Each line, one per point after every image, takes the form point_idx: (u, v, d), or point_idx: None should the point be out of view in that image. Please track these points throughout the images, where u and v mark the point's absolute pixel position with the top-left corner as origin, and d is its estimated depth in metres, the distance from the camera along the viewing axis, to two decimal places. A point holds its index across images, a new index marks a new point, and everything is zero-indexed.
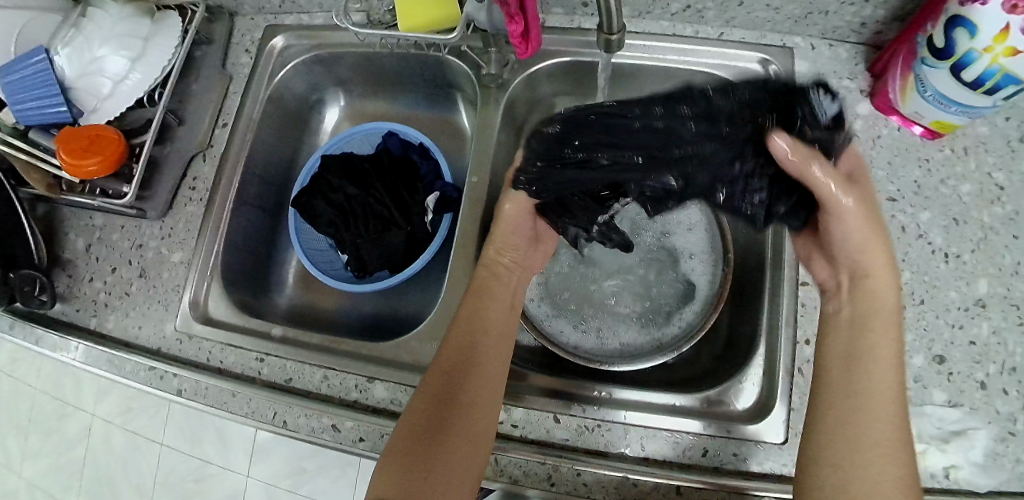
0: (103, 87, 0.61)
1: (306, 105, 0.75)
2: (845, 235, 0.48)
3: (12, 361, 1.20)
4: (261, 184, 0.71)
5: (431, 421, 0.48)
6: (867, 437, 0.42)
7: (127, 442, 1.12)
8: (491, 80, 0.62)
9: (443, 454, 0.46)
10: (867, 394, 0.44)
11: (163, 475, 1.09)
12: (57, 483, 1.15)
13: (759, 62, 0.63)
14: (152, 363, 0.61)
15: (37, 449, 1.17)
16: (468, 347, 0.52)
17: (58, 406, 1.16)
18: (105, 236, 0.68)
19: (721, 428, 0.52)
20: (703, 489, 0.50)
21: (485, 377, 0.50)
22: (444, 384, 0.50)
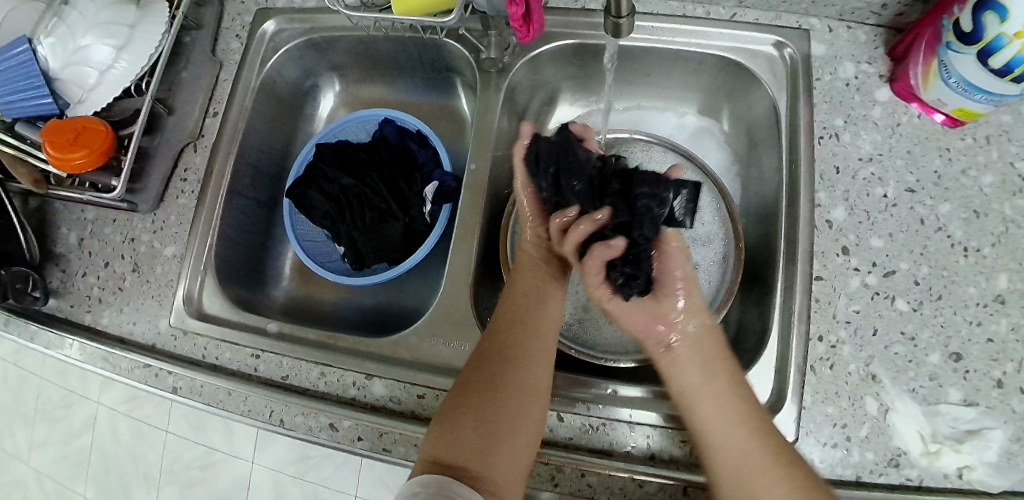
0: (89, 77, 0.59)
1: (300, 91, 0.72)
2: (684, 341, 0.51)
3: (16, 351, 1.20)
4: (254, 174, 0.68)
5: (485, 376, 0.48)
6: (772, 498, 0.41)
7: (132, 431, 1.12)
8: (491, 65, 0.59)
9: (498, 409, 0.45)
10: (743, 460, 0.43)
11: (167, 464, 1.09)
12: (63, 472, 1.14)
13: (773, 45, 0.59)
14: (147, 360, 0.59)
15: (43, 438, 1.17)
16: (520, 311, 0.52)
17: (64, 396, 1.16)
18: (97, 230, 0.66)
19: None
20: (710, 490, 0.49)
21: (540, 339, 0.51)
22: (498, 343, 0.50)
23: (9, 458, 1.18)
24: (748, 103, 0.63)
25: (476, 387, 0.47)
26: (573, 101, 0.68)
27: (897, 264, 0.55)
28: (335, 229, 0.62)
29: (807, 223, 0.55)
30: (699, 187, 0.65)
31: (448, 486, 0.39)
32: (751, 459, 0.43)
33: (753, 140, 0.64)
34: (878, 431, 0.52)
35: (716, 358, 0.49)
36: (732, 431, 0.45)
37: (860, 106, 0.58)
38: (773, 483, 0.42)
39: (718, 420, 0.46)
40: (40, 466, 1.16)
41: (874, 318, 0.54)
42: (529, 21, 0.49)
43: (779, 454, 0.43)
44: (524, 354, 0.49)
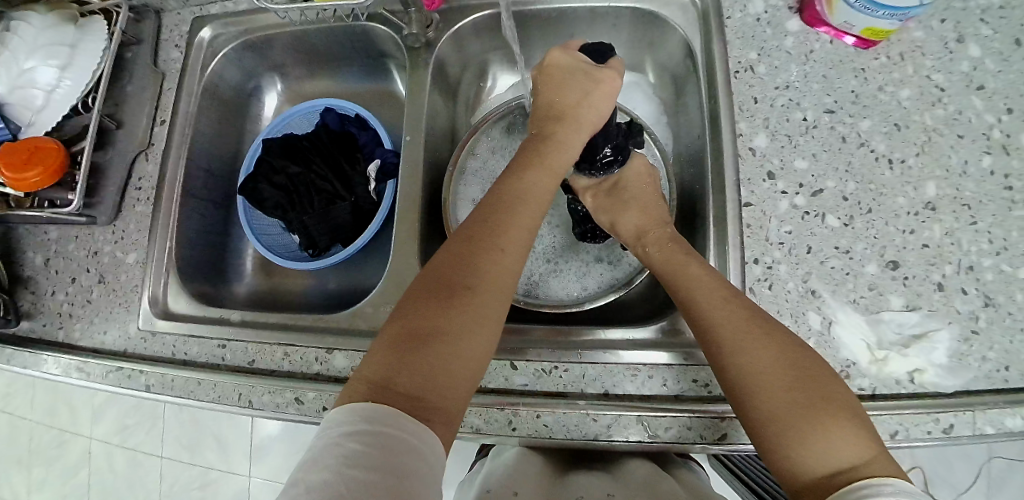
0: (36, 98, 0.62)
1: (244, 93, 0.74)
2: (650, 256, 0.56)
3: (5, 396, 1.21)
4: (208, 176, 0.71)
5: (445, 292, 0.43)
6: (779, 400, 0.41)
7: (127, 460, 1.13)
8: (415, 41, 0.61)
9: (453, 330, 0.41)
10: (751, 363, 0.43)
11: (167, 487, 1.10)
12: None
13: None
14: (119, 364, 0.61)
15: (41, 479, 1.18)
16: (482, 231, 0.47)
17: (57, 435, 1.17)
18: (61, 248, 0.69)
19: (680, 356, 0.53)
20: (662, 416, 0.51)
21: (504, 259, 0.46)
22: (460, 259, 0.45)
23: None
24: (669, 51, 0.65)
25: (431, 306, 0.42)
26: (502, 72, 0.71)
27: (824, 184, 0.56)
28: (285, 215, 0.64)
29: (731, 152, 0.56)
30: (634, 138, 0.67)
31: (397, 423, 0.35)
32: (751, 344, 0.44)
33: (678, 87, 0.66)
34: (824, 345, 0.53)
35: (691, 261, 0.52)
36: (730, 321, 0.45)
37: (773, 38, 0.59)
38: (779, 384, 0.42)
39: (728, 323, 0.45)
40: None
41: (807, 237, 0.55)
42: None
43: (776, 340, 0.44)
44: (486, 276, 0.45)
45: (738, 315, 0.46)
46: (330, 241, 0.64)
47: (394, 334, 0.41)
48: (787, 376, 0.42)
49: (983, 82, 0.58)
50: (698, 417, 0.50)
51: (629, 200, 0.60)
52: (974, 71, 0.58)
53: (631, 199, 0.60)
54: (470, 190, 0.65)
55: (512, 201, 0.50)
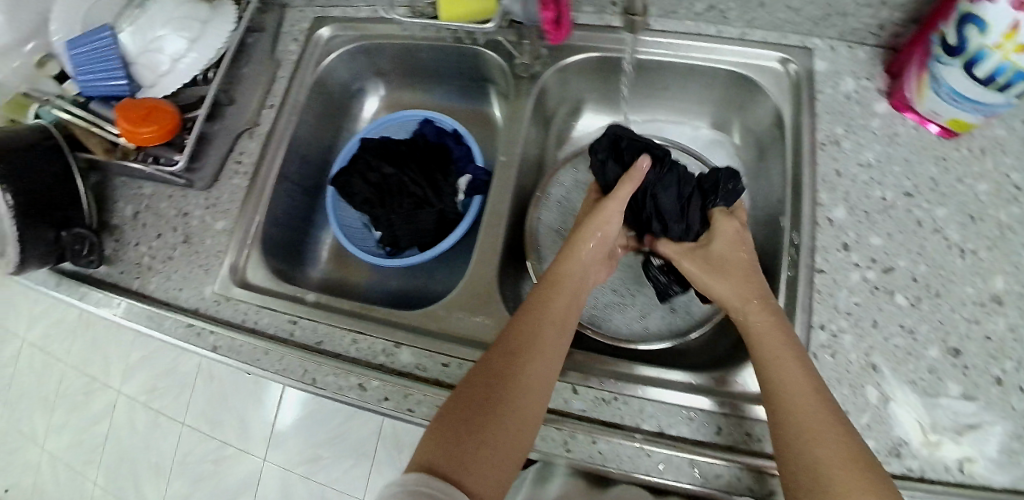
0: (162, 64, 0.66)
1: (347, 93, 0.79)
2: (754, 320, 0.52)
3: (43, 336, 1.25)
4: (302, 163, 0.74)
5: (485, 387, 0.47)
6: (818, 443, 0.42)
7: (148, 422, 1.14)
8: (524, 69, 0.66)
9: (492, 422, 0.45)
10: (797, 411, 0.45)
11: (182, 455, 1.11)
12: (77, 457, 1.17)
13: (778, 61, 0.63)
14: (190, 321, 0.64)
15: (59, 424, 1.20)
16: (525, 330, 0.51)
17: (83, 383, 1.19)
18: (152, 205, 0.72)
19: (735, 408, 0.53)
20: (714, 464, 0.51)
21: (544, 358, 0.50)
22: (501, 356, 0.49)
23: (27, 442, 1.21)
24: (757, 116, 0.67)
25: (472, 400, 0.46)
26: (594, 110, 0.74)
27: (896, 262, 0.58)
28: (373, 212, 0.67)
29: (809, 220, 0.58)
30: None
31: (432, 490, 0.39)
32: (822, 431, 0.43)
33: (761, 150, 0.68)
34: (879, 420, 0.54)
35: (786, 341, 0.49)
36: (802, 400, 0.45)
37: (861, 116, 0.61)
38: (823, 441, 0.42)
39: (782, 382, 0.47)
40: (54, 451, 1.19)
41: (874, 311, 0.57)
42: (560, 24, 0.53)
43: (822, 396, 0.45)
44: (527, 372, 0.48)
45: (812, 398, 0.45)
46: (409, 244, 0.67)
47: (439, 422, 0.45)
48: (825, 430, 0.43)
49: None
50: (750, 471, 0.51)
51: (732, 269, 0.57)
52: None
53: (728, 269, 0.57)
54: (550, 219, 0.69)
55: (552, 304, 0.54)
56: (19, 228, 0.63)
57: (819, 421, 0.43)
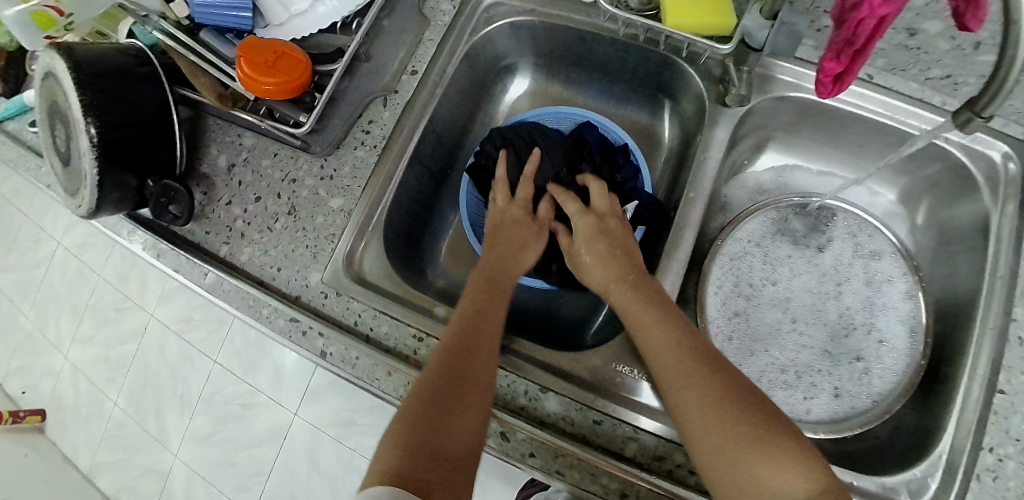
0: (298, 2, 0.57)
1: (494, 69, 0.68)
2: (624, 302, 0.48)
3: (82, 245, 1.26)
4: (435, 144, 0.63)
5: (444, 373, 0.43)
6: (728, 421, 0.39)
7: (179, 352, 1.15)
8: (737, 100, 0.54)
9: (456, 415, 0.41)
10: (699, 395, 0.41)
11: (209, 392, 1.11)
12: (104, 372, 1.20)
13: (1000, 153, 0.57)
14: (295, 315, 0.54)
15: (88, 336, 1.23)
16: (463, 327, 0.47)
17: (119, 302, 1.21)
18: (252, 159, 0.61)
19: None
20: None
21: (489, 353, 0.46)
22: (457, 341, 0.46)
23: (52, 349, 1.26)
24: (967, 203, 0.60)
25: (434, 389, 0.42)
26: (778, 152, 0.67)
27: None
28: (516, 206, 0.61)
29: (998, 336, 0.54)
30: (897, 277, 0.58)
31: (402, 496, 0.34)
32: (720, 404, 0.40)
33: (944, 242, 0.64)
34: None
35: (654, 315, 0.46)
36: (682, 370, 0.43)
37: None
38: (726, 415, 0.39)
39: (681, 365, 0.43)
40: (77, 362, 1.22)
41: None
42: (841, 79, 0.44)
43: (719, 372, 0.42)
44: (475, 367, 0.44)
45: (707, 371, 0.42)
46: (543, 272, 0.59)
47: (395, 430, 0.40)
48: (727, 402, 0.40)
49: None
50: None
51: (616, 246, 0.52)
52: None
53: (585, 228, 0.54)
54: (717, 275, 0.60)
55: (494, 301, 0.50)
56: (99, 175, 0.52)
57: (703, 385, 0.41)
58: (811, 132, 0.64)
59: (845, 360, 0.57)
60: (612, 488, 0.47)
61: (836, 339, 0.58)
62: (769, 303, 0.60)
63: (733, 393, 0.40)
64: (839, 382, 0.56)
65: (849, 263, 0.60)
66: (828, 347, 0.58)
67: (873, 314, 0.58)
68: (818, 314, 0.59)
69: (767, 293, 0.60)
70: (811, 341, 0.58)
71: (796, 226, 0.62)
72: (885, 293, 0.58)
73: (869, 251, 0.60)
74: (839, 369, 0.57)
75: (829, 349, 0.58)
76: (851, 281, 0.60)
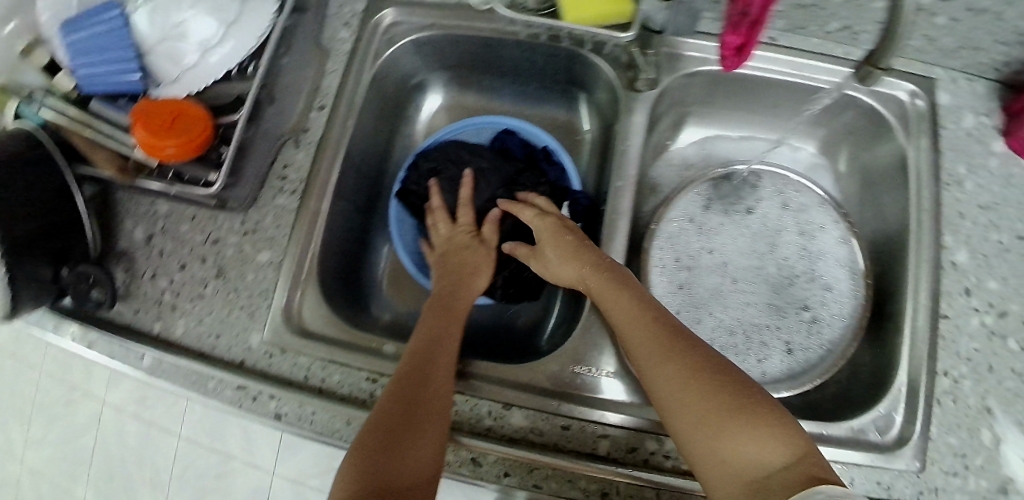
0: (188, 55, 0.54)
1: (405, 88, 0.67)
2: (609, 303, 0.48)
3: (16, 340, 1.10)
4: (357, 177, 0.63)
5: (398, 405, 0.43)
6: (701, 395, 0.40)
7: (139, 434, 1.02)
8: (647, 84, 0.55)
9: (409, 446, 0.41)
10: (672, 372, 0.42)
11: (180, 469, 0.99)
12: (63, 472, 1.06)
13: (907, 92, 0.60)
14: (242, 382, 0.56)
15: (41, 437, 1.08)
16: (417, 352, 0.47)
17: (65, 393, 1.06)
18: (170, 227, 0.60)
19: None
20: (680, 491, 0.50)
21: (443, 379, 0.46)
22: (413, 368, 0.46)
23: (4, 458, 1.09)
24: (874, 146, 0.64)
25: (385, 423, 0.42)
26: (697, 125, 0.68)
27: (1010, 306, 0.58)
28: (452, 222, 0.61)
29: (933, 264, 0.57)
30: (830, 225, 0.61)
31: None
32: (696, 376, 0.41)
33: (868, 181, 0.65)
34: (992, 461, 0.55)
35: (628, 299, 0.47)
36: (659, 347, 0.44)
37: (980, 155, 0.60)
38: (697, 390, 0.40)
39: (654, 344, 0.44)
40: (37, 464, 1.07)
41: (991, 356, 0.57)
42: (742, 51, 0.45)
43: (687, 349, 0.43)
44: (434, 385, 0.45)
45: (680, 347, 0.44)
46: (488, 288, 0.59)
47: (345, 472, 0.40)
48: (698, 378, 0.41)
49: None
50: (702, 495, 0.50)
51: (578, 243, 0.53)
52: None
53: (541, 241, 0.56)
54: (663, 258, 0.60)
55: (449, 326, 0.50)
56: (9, 276, 0.49)
57: (676, 364, 0.42)
58: (724, 100, 0.65)
59: (793, 312, 0.60)
60: (594, 489, 0.50)
61: (781, 294, 0.60)
62: (710, 272, 0.61)
63: (705, 368, 0.42)
64: (791, 335, 0.59)
65: (780, 220, 0.62)
66: (774, 304, 0.60)
67: (813, 262, 0.60)
68: (756, 273, 0.61)
69: (706, 262, 0.61)
70: (755, 301, 0.60)
71: (722, 193, 0.63)
72: (821, 242, 0.61)
73: (798, 206, 0.62)
74: (789, 322, 0.59)
75: (773, 305, 0.60)
76: (785, 237, 0.62)
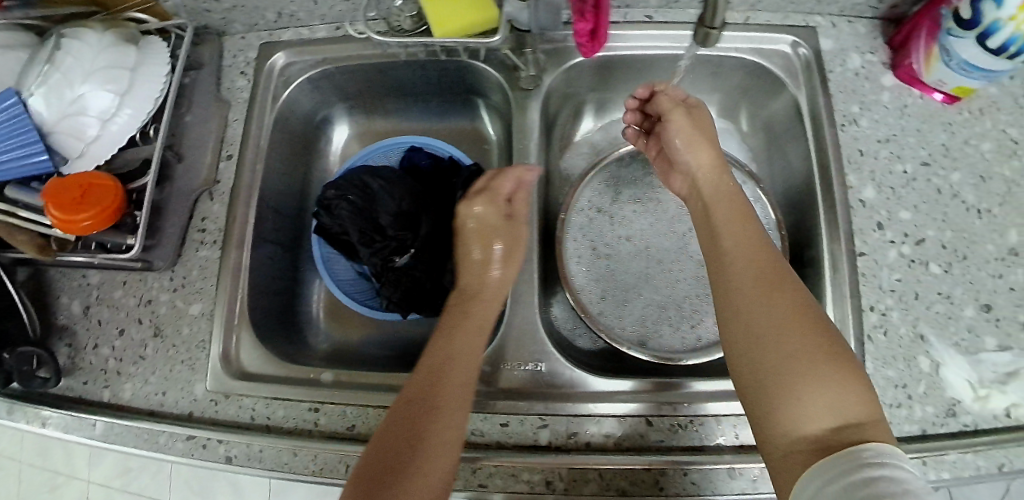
0: (89, 128, 0.55)
1: (312, 125, 0.69)
2: (706, 188, 0.49)
3: None
4: (276, 217, 0.66)
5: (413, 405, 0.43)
6: (778, 311, 0.39)
7: None
8: (529, 82, 0.59)
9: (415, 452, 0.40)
10: (744, 281, 0.41)
11: None
12: None
13: (789, 43, 0.62)
14: (191, 432, 0.56)
15: None
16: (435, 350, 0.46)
17: (48, 479, 0.94)
18: (105, 295, 0.61)
19: (660, 406, 0.54)
20: (645, 470, 0.51)
21: (459, 383, 0.44)
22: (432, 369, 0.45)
23: None
24: (768, 101, 0.65)
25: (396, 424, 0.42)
26: (596, 115, 0.69)
27: (926, 232, 0.59)
28: (371, 243, 0.59)
29: (842, 205, 0.58)
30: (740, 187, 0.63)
31: None
32: (774, 292, 0.40)
33: (771, 135, 0.66)
34: (933, 385, 0.57)
35: (728, 205, 0.46)
36: (744, 257, 0.42)
37: (871, 92, 0.61)
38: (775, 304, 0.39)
39: (734, 251, 0.43)
40: None
41: (914, 283, 0.58)
42: (596, 36, 0.47)
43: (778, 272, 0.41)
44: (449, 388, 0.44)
45: (760, 262, 0.42)
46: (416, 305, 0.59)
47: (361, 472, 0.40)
48: (778, 295, 0.40)
49: None
50: (662, 472, 0.51)
51: (698, 134, 0.51)
52: None
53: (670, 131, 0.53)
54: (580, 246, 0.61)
55: (472, 321, 0.48)
56: None
57: (773, 278, 0.41)
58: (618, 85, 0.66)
59: None
60: (537, 479, 0.51)
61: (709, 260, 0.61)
62: (631, 252, 0.61)
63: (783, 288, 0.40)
64: None
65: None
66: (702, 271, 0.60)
67: None
68: (678, 245, 0.61)
69: (625, 243, 0.61)
70: (682, 272, 0.60)
71: (631, 169, 0.64)
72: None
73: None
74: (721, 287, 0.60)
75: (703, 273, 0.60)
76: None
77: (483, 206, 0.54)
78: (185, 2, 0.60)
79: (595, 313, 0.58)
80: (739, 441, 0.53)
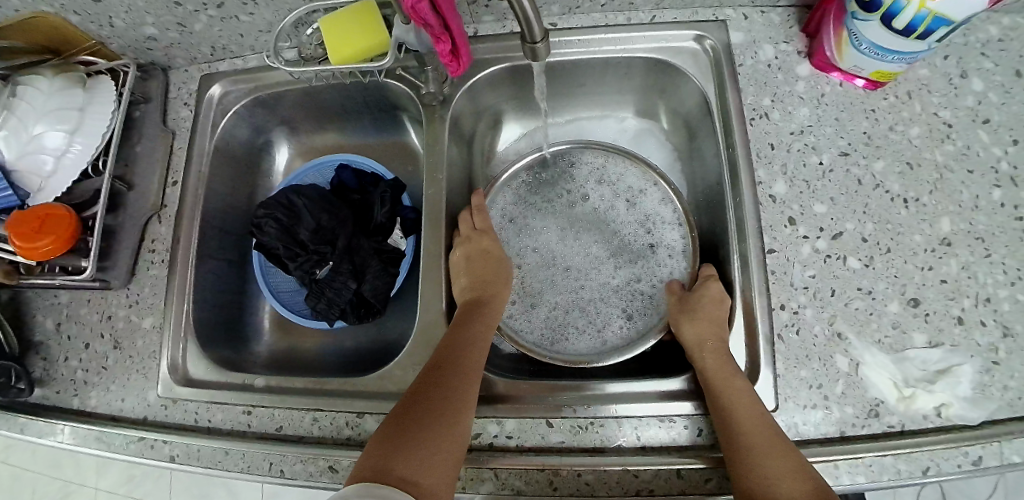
0: (46, 164, 0.60)
1: (254, 149, 0.76)
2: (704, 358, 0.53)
3: (3, 449, 1.09)
4: (221, 235, 0.72)
5: (426, 387, 0.51)
6: (771, 458, 0.46)
7: None
8: (432, 98, 0.63)
9: (429, 424, 0.47)
10: (749, 436, 0.47)
11: None
12: None
13: (694, 39, 0.63)
14: (140, 433, 0.61)
15: None
16: (447, 347, 0.54)
17: (59, 487, 1.06)
18: (73, 313, 0.67)
19: (579, 407, 0.55)
20: (544, 470, 0.53)
21: (466, 376, 0.52)
22: (444, 360, 0.52)
23: None
24: (680, 97, 0.68)
25: (417, 406, 0.49)
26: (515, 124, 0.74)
27: (844, 226, 0.57)
28: (295, 257, 0.65)
29: (751, 201, 0.58)
30: (649, 188, 0.67)
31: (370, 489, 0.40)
32: (765, 447, 0.46)
33: (691, 130, 0.68)
34: (852, 385, 0.53)
35: (727, 365, 0.52)
36: (745, 417, 0.48)
37: (784, 83, 0.61)
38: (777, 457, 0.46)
39: (735, 411, 0.49)
40: None
41: (830, 280, 0.56)
42: (457, 56, 0.50)
43: (770, 426, 0.48)
44: (458, 381, 0.51)
45: (757, 417, 0.48)
46: (339, 314, 0.64)
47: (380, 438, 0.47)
48: (776, 450, 0.46)
49: (989, 115, 0.59)
50: (562, 473, 0.53)
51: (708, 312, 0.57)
52: (980, 105, 0.59)
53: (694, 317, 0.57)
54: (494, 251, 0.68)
55: (480, 329, 0.56)
56: None
57: (766, 432, 0.47)
58: (526, 97, 0.70)
59: (628, 283, 0.65)
60: None
61: (618, 259, 0.66)
62: (542, 259, 0.67)
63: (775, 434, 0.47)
64: (629, 304, 0.64)
65: (600, 196, 0.68)
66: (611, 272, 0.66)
67: (652, 230, 0.66)
68: (586, 247, 0.67)
69: (535, 249, 0.68)
70: (588, 276, 0.66)
71: (542, 182, 0.70)
72: (647, 204, 0.67)
73: (616, 178, 0.68)
74: (629, 285, 0.65)
75: (612, 273, 0.66)
76: (612, 211, 0.68)
77: (489, 241, 0.63)
78: (128, 43, 0.66)
79: (504, 317, 0.65)
80: (641, 443, 0.53)
